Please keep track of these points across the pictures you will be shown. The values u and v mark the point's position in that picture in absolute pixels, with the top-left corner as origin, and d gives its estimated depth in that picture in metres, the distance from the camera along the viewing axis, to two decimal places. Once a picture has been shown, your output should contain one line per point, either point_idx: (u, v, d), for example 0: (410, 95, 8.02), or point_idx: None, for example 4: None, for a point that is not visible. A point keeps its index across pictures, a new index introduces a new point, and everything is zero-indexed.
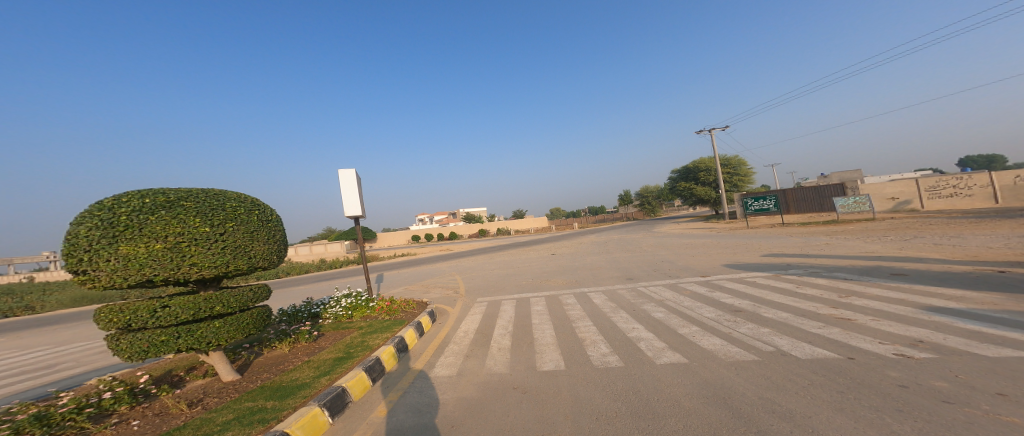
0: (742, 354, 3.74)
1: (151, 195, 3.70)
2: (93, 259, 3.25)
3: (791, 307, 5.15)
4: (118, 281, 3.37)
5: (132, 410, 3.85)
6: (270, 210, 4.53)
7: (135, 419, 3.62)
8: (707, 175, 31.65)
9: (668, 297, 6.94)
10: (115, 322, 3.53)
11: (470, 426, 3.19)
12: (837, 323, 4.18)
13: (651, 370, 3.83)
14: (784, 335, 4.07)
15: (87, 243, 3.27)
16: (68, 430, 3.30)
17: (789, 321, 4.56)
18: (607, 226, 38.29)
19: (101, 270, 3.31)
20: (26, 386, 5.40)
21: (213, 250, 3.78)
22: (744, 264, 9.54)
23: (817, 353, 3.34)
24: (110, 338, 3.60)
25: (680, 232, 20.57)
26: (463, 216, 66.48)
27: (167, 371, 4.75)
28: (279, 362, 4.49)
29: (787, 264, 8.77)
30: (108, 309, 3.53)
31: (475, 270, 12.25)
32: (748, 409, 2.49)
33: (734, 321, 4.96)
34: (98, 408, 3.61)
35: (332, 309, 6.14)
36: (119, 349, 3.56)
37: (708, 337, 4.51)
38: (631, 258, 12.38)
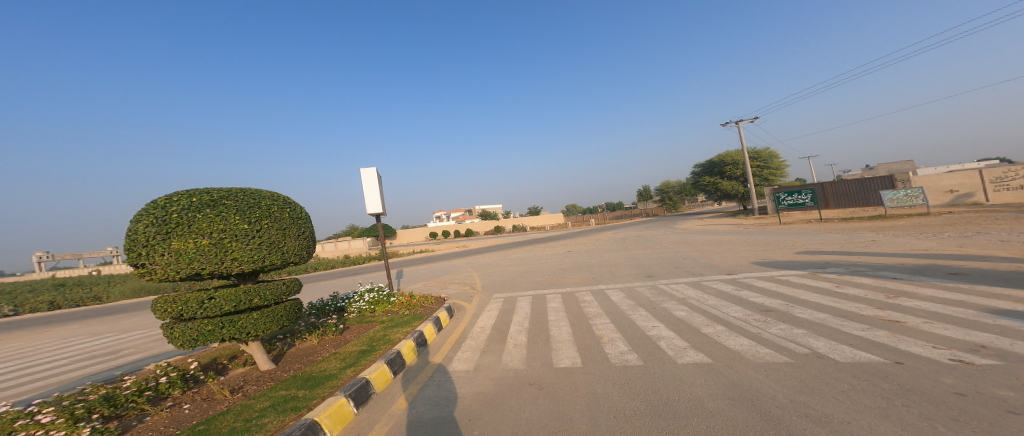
0: (772, 356, 3.58)
1: (198, 194, 4.00)
2: (151, 253, 3.57)
3: (829, 308, 4.87)
4: (171, 274, 3.69)
5: (184, 394, 4.19)
6: (301, 208, 4.76)
7: (186, 403, 3.93)
8: (735, 169, 30.25)
9: (690, 295, 6.73)
10: (169, 312, 3.85)
11: (487, 420, 3.25)
12: (882, 326, 3.91)
13: (673, 370, 3.74)
14: (820, 336, 3.87)
15: (145, 239, 3.59)
16: (130, 411, 3.67)
17: (826, 322, 4.32)
18: (629, 223, 37.41)
19: (157, 264, 3.63)
20: (92, 370, 5.96)
21: (252, 246, 4.02)
22: (774, 262, 9.10)
23: (859, 357, 3.14)
24: (165, 327, 3.93)
25: (704, 227, 19.84)
26: (484, 214, 67.18)
27: (213, 359, 5.12)
28: (310, 353, 4.73)
29: (825, 262, 8.28)
30: (163, 300, 3.85)
31: (493, 267, 12.38)
32: (778, 412, 2.39)
33: (764, 321, 4.75)
34: (155, 392, 3.96)
35: (356, 304, 6.39)
36: (173, 337, 3.89)
37: (735, 337, 4.35)
38: (652, 255, 12.11)
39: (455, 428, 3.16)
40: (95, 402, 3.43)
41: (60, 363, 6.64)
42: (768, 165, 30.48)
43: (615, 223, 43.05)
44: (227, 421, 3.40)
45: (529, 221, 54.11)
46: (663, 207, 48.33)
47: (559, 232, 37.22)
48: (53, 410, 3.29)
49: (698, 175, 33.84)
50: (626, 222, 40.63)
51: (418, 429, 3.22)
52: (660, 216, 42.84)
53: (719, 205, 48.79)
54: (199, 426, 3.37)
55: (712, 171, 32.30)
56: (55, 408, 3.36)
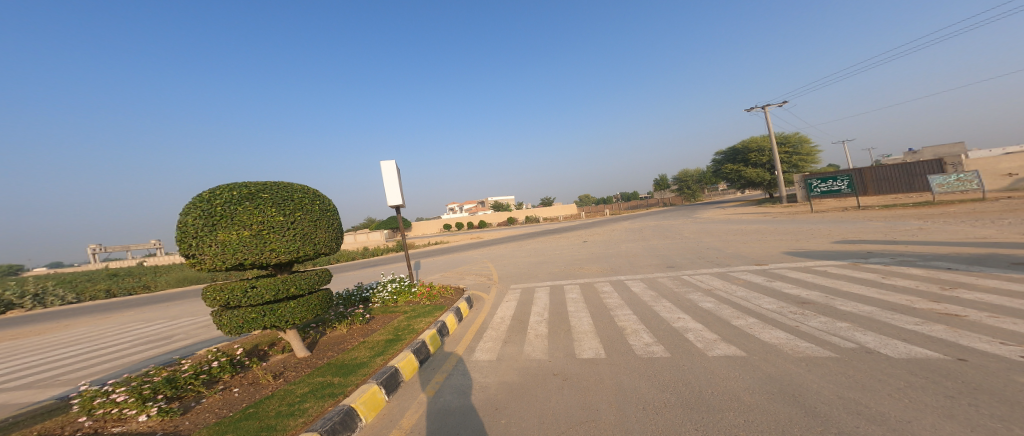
0: (814, 350, 3.43)
1: (237, 188, 4.21)
2: (199, 244, 3.83)
3: (876, 300, 4.60)
4: (218, 264, 3.93)
5: (233, 378, 4.49)
6: (329, 200, 4.90)
7: (236, 387, 4.22)
8: (759, 155, 28.97)
9: (718, 286, 6.57)
10: (217, 300, 4.11)
11: (513, 409, 3.30)
12: (938, 319, 3.67)
13: (704, 362, 3.65)
14: (868, 330, 3.67)
15: (195, 231, 3.85)
16: (189, 392, 4.00)
17: (873, 316, 4.10)
18: (648, 212, 36.44)
19: (206, 255, 3.87)
20: (147, 354, 6.42)
21: (287, 237, 4.20)
22: (808, 252, 8.68)
23: (914, 353, 2.96)
24: (214, 314, 4.19)
25: (727, 217, 19.13)
26: (497, 205, 67.44)
27: (256, 345, 5.40)
28: (340, 342, 4.89)
29: (867, 252, 7.82)
30: (212, 289, 4.11)
31: (508, 258, 12.41)
32: (825, 408, 2.29)
33: (802, 314, 4.56)
34: (209, 375, 4.27)
35: (380, 294, 6.53)
36: (222, 324, 4.14)
37: (769, 330, 4.20)
38: (672, 245, 11.82)
39: (483, 417, 3.22)
40: (159, 383, 3.77)
41: (121, 347, 7.22)
42: (797, 151, 28.98)
43: (632, 213, 42.06)
44: (272, 405, 3.59)
45: (542, 213, 53.68)
46: (682, 197, 46.12)
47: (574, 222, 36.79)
48: (126, 389, 3.67)
49: (720, 163, 32.42)
50: (644, 212, 39.64)
51: (446, 417, 3.29)
52: (678, 205, 41.60)
53: (741, 194, 47.14)
54: (248, 409, 3.59)
55: (734, 158, 31.05)
56: (127, 388, 3.72)
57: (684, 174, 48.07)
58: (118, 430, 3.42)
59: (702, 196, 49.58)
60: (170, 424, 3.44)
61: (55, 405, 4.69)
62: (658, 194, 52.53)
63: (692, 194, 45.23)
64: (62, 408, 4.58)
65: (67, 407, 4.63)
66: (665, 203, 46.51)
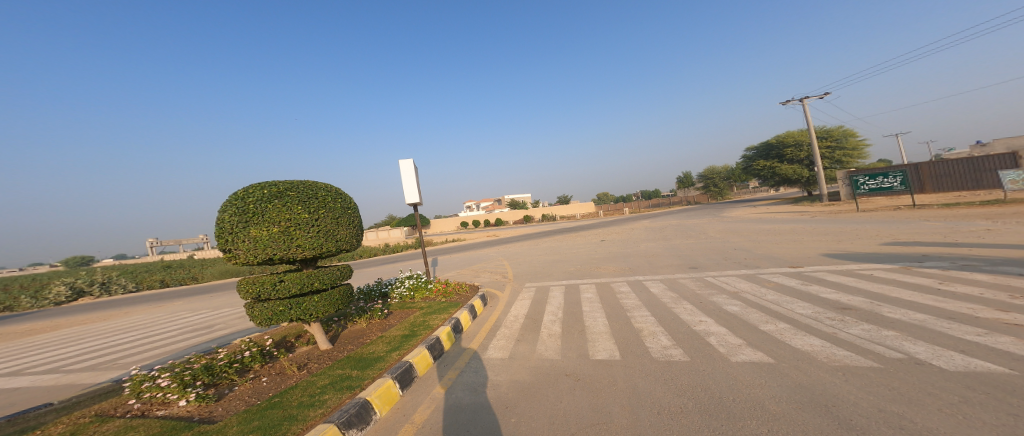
0: (853, 359, 3.23)
1: (267, 186, 4.44)
2: (235, 239, 4.09)
3: (931, 308, 4.26)
4: (250, 258, 4.18)
5: (263, 367, 4.76)
6: (350, 198, 5.05)
7: (264, 376, 4.46)
8: (796, 150, 27.40)
9: (745, 289, 6.30)
10: (249, 292, 4.36)
11: (523, 408, 3.31)
12: (1005, 331, 3.36)
13: (726, 368, 3.52)
14: (919, 340, 3.42)
15: (230, 227, 4.12)
16: (223, 380, 4.27)
17: (925, 325, 3.81)
18: (673, 210, 35.33)
19: (240, 249, 4.14)
20: (191, 342, 6.92)
21: (312, 234, 4.40)
22: (852, 254, 8.14)
23: (973, 366, 2.73)
24: (247, 306, 4.44)
25: (758, 216, 18.28)
26: (518, 204, 67.56)
27: (284, 336, 5.67)
28: (360, 336, 5.05)
29: (922, 255, 7.23)
30: (245, 282, 4.37)
31: (525, 256, 12.41)
32: (862, 421, 2.16)
33: (842, 320, 4.29)
34: (242, 364, 4.53)
35: (397, 290, 6.69)
36: (253, 316, 4.39)
37: (802, 336, 3.99)
38: (696, 244, 11.46)
39: (494, 415, 3.25)
40: (197, 370, 4.06)
41: (169, 334, 7.82)
42: (840, 145, 27.23)
43: (657, 211, 41.00)
44: (295, 396, 3.77)
45: (563, 211, 53.14)
46: (708, 195, 44.19)
47: (596, 220, 36.23)
48: (169, 375, 3.97)
49: (753, 159, 30.90)
50: (669, 210, 38.44)
51: (458, 414, 3.33)
52: (707, 203, 40.12)
53: (775, 192, 44.88)
54: (274, 398, 3.79)
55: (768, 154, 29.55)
56: (171, 373, 4.03)
57: (715, 169, 46.05)
58: (163, 413, 3.72)
59: (733, 194, 47.60)
60: (206, 409, 3.71)
61: (110, 387, 5.13)
62: (684, 192, 50.86)
63: (721, 192, 43.39)
64: (116, 390, 5.01)
65: (122, 389, 5.07)
66: (691, 201, 44.93)
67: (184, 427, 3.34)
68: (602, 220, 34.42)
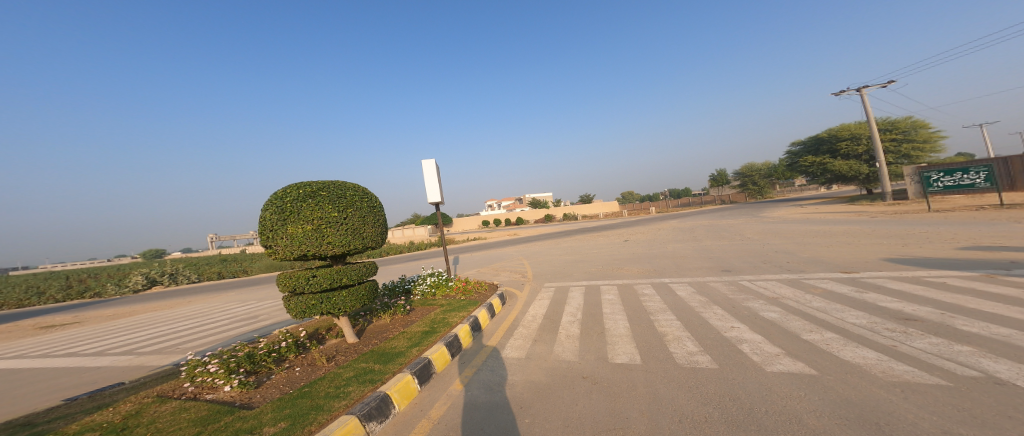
0: (917, 375, 2.94)
1: (302, 187, 4.72)
2: (274, 237, 4.40)
3: (1017, 323, 3.79)
4: (287, 254, 4.47)
5: (297, 357, 5.07)
6: (376, 198, 5.25)
7: (297, 366, 4.76)
8: (852, 145, 25.16)
9: (785, 294, 5.89)
10: (286, 286, 4.67)
11: (538, 409, 3.29)
12: None
13: (760, 378, 3.31)
14: (1001, 358, 3.05)
15: (271, 225, 4.44)
16: (263, 368, 4.61)
17: (1008, 340, 3.40)
18: (708, 209, 33.50)
19: (278, 246, 4.44)
20: (237, 331, 7.48)
21: (341, 232, 4.63)
22: (919, 260, 7.36)
23: None
24: (284, 299, 4.75)
25: (805, 216, 16.97)
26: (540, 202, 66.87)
27: (316, 328, 6.01)
28: (384, 330, 5.25)
29: (1003, 262, 6.40)
30: (283, 277, 4.67)
31: (543, 255, 12.34)
32: None
33: (905, 332, 3.91)
34: (279, 354, 4.86)
35: (419, 286, 6.87)
36: (289, 309, 4.69)
37: (854, 348, 3.67)
38: (729, 246, 10.86)
39: (509, 415, 3.26)
40: (241, 357, 4.40)
41: (220, 323, 8.52)
42: (909, 138, 24.68)
43: (692, 210, 39.26)
44: (323, 386, 3.98)
45: (590, 209, 51.99)
46: (743, 193, 41.51)
47: (625, 219, 35.16)
48: (217, 361, 4.34)
49: (801, 154, 28.74)
50: (704, 208, 36.52)
51: (472, 412, 3.37)
52: (748, 202, 37.84)
53: (824, 191, 41.48)
54: (304, 388, 4.03)
55: (818, 149, 27.36)
56: (218, 359, 4.40)
57: (752, 165, 42.93)
58: (211, 396, 4.08)
59: (777, 192, 44.63)
60: (246, 395, 4.03)
61: (169, 371, 5.67)
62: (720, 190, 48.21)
63: (761, 190, 40.68)
64: (174, 373, 5.54)
65: (179, 373, 5.58)
66: (727, 199, 42.43)
67: (226, 411, 3.63)
68: (631, 219, 33.34)
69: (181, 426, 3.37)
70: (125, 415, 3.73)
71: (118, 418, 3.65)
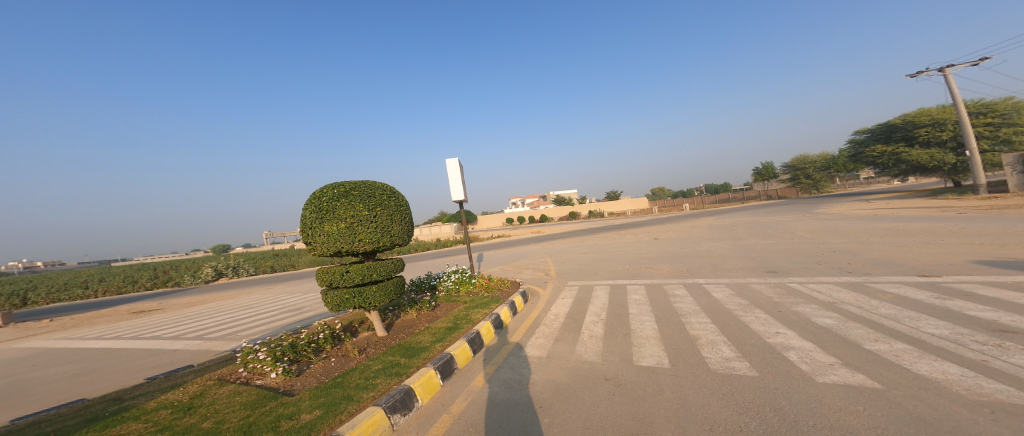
0: (1011, 395, 2.53)
1: (336, 187, 4.96)
2: (313, 234, 4.68)
3: None
4: (324, 251, 4.74)
5: (334, 349, 5.37)
6: (403, 197, 5.41)
7: (333, 357, 5.03)
8: (933, 131, 22.21)
9: (844, 299, 5.31)
10: (323, 281, 4.93)
11: (558, 409, 3.22)
12: None
13: (807, 389, 3.01)
14: None
15: (310, 224, 4.73)
16: (304, 357, 4.93)
17: None
18: (756, 205, 31.13)
19: (317, 243, 4.72)
20: (284, 322, 8.07)
21: (371, 230, 4.83)
22: (1018, 263, 6.33)
23: None
24: (321, 292, 5.04)
25: (871, 213, 15.24)
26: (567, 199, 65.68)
27: (350, 321, 6.32)
28: (410, 325, 5.41)
29: None
30: (320, 272, 4.94)
31: (568, 253, 12.13)
32: None
33: (999, 347, 3.37)
34: (317, 345, 5.17)
35: (444, 283, 7.00)
36: (326, 302, 4.97)
37: (931, 362, 3.22)
38: (776, 245, 10.02)
39: (529, 413, 3.22)
40: (285, 347, 4.73)
41: (270, 314, 9.23)
42: (1009, 121, 21.33)
43: (739, 205, 36.73)
44: (353, 378, 4.18)
45: (620, 205, 50.41)
46: (795, 188, 38.12)
47: (662, 216, 33.61)
48: (265, 349, 4.71)
49: (869, 144, 25.84)
50: (750, 204, 33.95)
51: (492, 409, 3.37)
52: (804, 197, 34.76)
53: (895, 185, 36.95)
54: (337, 379, 4.25)
55: (890, 137, 24.46)
56: (266, 347, 4.77)
57: (805, 157, 38.80)
58: (261, 382, 4.42)
59: (839, 187, 40.60)
60: (289, 383, 4.33)
61: (225, 357, 6.24)
62: (766, 185, 44.61)
63: (817, 184, 37.00)
64: (229, 359, 6.08)
65: (235, 359, 6.10)
66: (776, 194, 39.12)
67: (271, 397, 3.91)
68: (669, 216, 31.79)
69: (233, 409, 3.67)
70: (191, 396, 4.13)
71: (185, 398, 4.06)
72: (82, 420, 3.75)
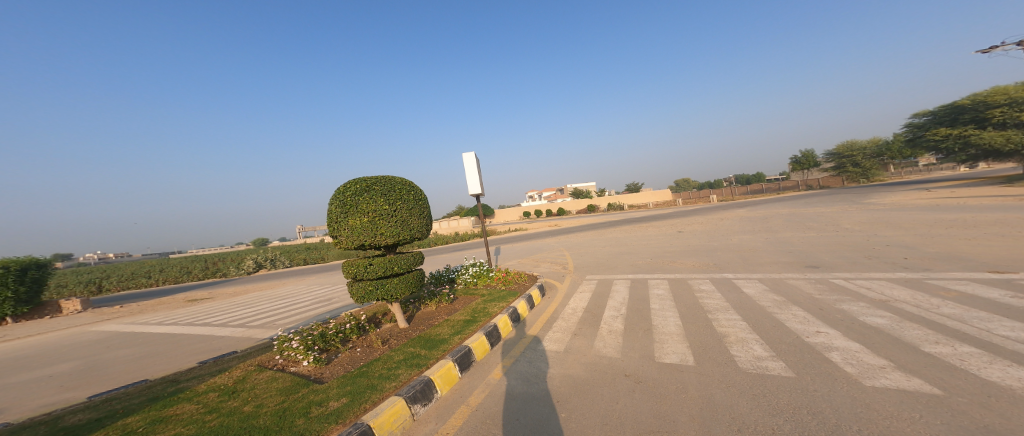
0: None
1: (358, 182, 5.08)
2: (338, 228, 4.84)
3: None
4: (349, 244, 4.90)
5: (360, 339, 5.56)
6: (421, 191, 5.47)
7: (358, 347, 5.21)
8: (1010, 111, 19.76)
9: (899, 298, 4.83)
10: (348, 273, 5.08)
11: (575, 404, 3.14)
12: None
13: (851, 393, 2.76)
14: None
15: (335, 218, 4.89)
16: (332, 346, 5.13)
17: None
18: (797, 196, 29.20)
19: (342, 237, 4.88)
20: (315, 312, 8.46)
21: (392, 223, 4.93)
22: None
23: None
24: (347, 284, 5.21)
25: (930, 203, 13.88)
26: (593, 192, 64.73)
27: (374, 312, 6.52)
28: (430, 317, 5.50)
29: None
30: (346, 264, 5.10)
31: (586, 246, 11.95)
32: None
33: None
34: (344, 335, 5.37)
35: (462, 276, 7.06)
36: (352, 294, 5.13)
37: (1004, 368, 2.86)
38: (816, 238, 9.35)
39: (546, 408, 3.17)
40: (315, 336, 4.95)
41: (303, 304, 9.72)
42: None
43: (778, 196, 34.62)
44: (376, 368, 4.29)
45: (644, 197, 48.86)
46: (840, 177, 35.31)
47: (690, 207, 32.16)
48: (298, 337, 4.95)
49: (931, 127, 23.42)
50: (789, 195, 31.78)
51: (509, 402, 3.35)
52: (852, 186, 32.19)
53: (962, 172, 33.40)
54: (362, 368, 4.39)
55: (957, 119, 22.02)
56: (299, 336, 5.00)
57: (853, 143, 35.85)
58: (295, 369, 4.65)
59: (893, 175, 37.29)
60: (319, 371, 4.53)
61: (262, 345, 6.62)
62: (807, 173, 41.72)
63: (866, 172, 34.03)
64: (266, 347, 6.44)
65: (273, 347, 6.46)
66: (818, 183, 36.40)
67: (303, 384, 4.10)
68: (697, 207, 30.36)
69: (270, 394, 3.88)
70: (235, 380, 4.40)
71: (230, 382, 4.33)
72: (144, 399, 4.09)
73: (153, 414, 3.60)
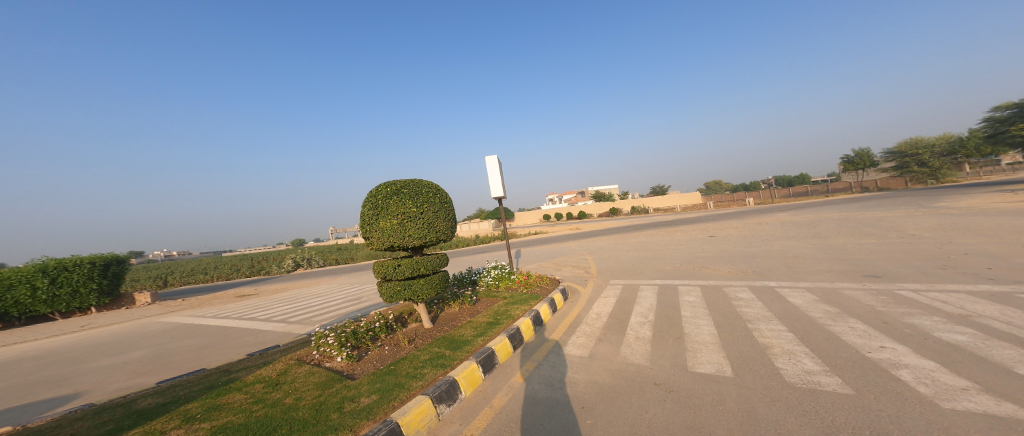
0: None
1: (388, 186, 5.24)
2: (370, 230, 5.03)
3: None
4: (380, 246, 5.06)
5: (388, 337, 5.72)
6: (447, 194, 5.56)
7: (386, 345, 5.35)
8: None
9: (981, 313, 4.26)
10: (379, 273, 5.24)
11: (602, 412, 3.02)
12: None
13: (924, 414, 2.44)
14: None
15: (368, 221, 5.08)
16: (363, 344, 5.31)
17: None
18: (850, 199, 26.83)
19: (373, 238, 5.06)
20: (346, 310, 8.82)
21: (420, 225, 5.05)
22: None
23: None
24: (377, 283, 5.37)
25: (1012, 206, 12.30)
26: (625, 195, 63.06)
27: (401, 312, 6.69)
28: (454, 318, 5.56)
29: None
30: (376, 265, 5.27)
31: (612, 250, 11.66)
32: None
33: None
34: (374, 333, 5.53)
35: (485, 278, 7.08)
36: (381, 293, 5.30)
37: None
38: (871, 245, 8.52)
39: (570, 414, 3.07)
40: (348, 333, 5.14)
41: (336, 302, 10.17)
42: None
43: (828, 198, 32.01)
44: (403, 367, 4.37)
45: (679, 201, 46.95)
46: (902, 178, 32.10)
47: (728, 211, 30.38)
48: (332, 334, 5.16)
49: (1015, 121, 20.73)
50: (841, 198, 29.33)
51: (533, 406, 3.29)
52: (917, 188, 29.18)
53: None
54: (390, 367, 4.49)
55: None
56: (332, 332, 5.21)
57: (919, 140, 32.48)
58: (329, 365, 4.85)
59: (968, 175, 33.43)
60: (351, 367, 4.69)
61: (299, 340, 6.98)
62: (863, 174, 38.32)
63: (935, 172, 30.58)
64: (302, 342, 6.79)
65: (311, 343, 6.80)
66: (877, 186, 33.12)
67: (337, 379, 4.27)
68: (735, 211, 28.55)
69: (307, 388, 4.06)
70: (277, 373, 4.66)
71: (274, 374, 4.59)
72: (202, 387, 4.42)
73: (207, 402, 3.88)
